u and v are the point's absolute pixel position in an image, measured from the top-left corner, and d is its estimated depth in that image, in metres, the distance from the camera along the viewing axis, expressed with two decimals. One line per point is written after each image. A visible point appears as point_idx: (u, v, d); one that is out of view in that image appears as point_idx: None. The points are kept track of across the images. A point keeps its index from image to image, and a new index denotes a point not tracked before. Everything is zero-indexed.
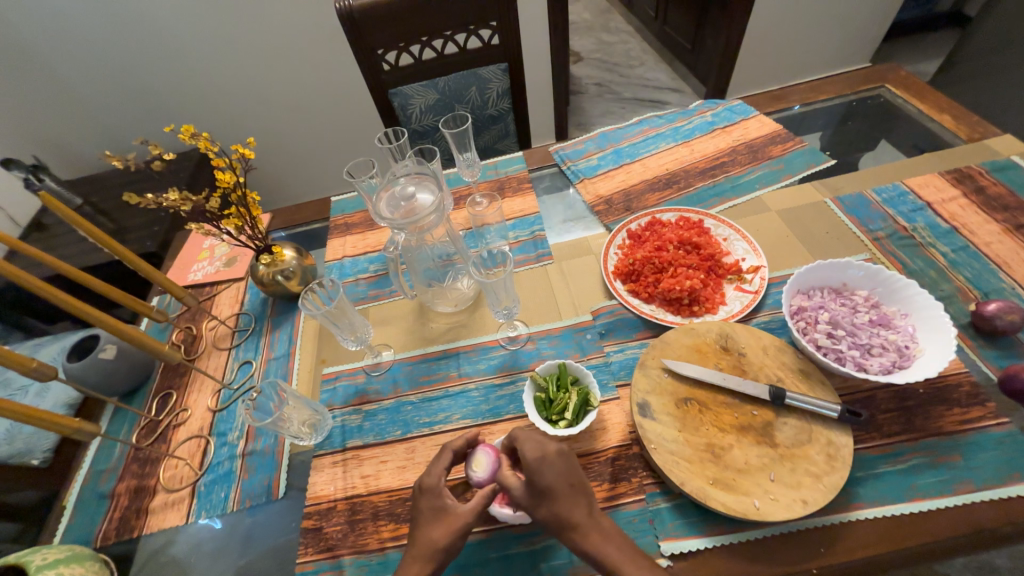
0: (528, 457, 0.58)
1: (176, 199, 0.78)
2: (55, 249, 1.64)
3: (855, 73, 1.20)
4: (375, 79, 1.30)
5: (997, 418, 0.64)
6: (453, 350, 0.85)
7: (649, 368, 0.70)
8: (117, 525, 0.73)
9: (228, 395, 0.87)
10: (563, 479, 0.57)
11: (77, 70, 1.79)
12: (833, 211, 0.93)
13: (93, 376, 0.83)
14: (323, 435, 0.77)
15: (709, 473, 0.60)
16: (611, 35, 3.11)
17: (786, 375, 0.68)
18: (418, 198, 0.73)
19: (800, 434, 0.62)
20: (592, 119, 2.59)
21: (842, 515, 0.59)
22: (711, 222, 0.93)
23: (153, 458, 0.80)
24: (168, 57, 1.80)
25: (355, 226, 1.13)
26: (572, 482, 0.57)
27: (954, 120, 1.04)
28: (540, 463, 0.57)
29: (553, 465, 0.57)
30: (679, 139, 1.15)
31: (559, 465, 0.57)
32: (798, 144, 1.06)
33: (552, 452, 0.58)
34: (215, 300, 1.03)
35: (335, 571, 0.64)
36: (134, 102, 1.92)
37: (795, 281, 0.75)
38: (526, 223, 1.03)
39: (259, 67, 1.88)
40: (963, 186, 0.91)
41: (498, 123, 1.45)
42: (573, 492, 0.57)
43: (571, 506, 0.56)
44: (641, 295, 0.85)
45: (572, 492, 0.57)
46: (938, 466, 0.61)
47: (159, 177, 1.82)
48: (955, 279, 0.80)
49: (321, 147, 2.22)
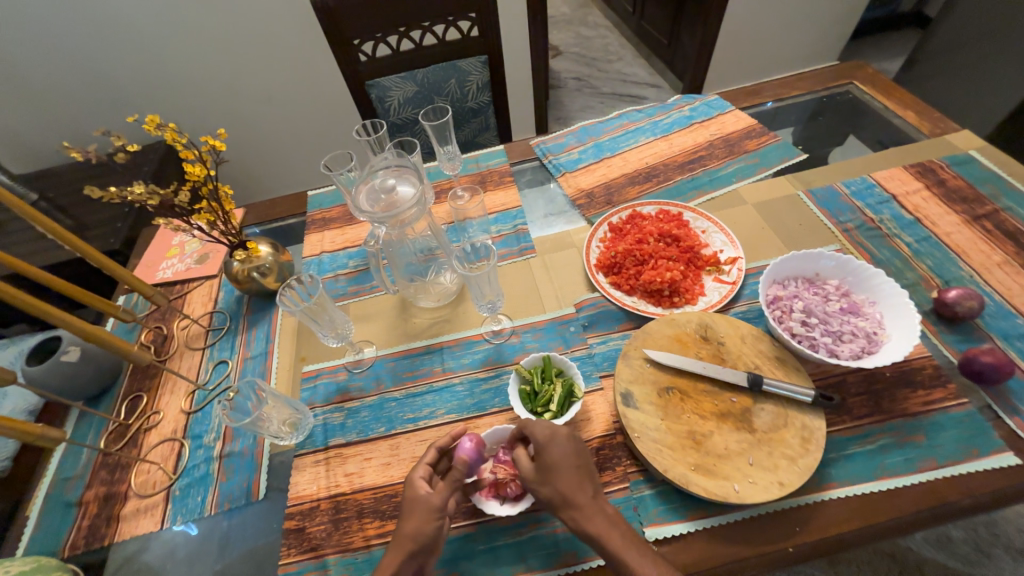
0: (539, 434, 0.59)
1: (142, 192, 0.75)
2: (9, 248, 1.55)
3: (825, 69, 1.23)
4: (352, 70, 1.27)
5: (957, 399, 0.67)
6: (437, 345, 0.84)
7: (631, 358, 0.71)
8: (86, 534, 0.70)
9: (203, 396, 0.84)
10: (570, 459, 0.59)
11: (29, 57, 1.68)
12: (806, 204, 0.96)
13: (56, 380, 0.79)
14: (304, 435, 0.76)
15: (691, 459, 0.62)
16: (589, 30, 3.12)
17: (763, 362, 0.70)
18: (398, 191, 0.72)
19: (777, 418, 0.64)
20: (572, 113, 2.60)
21: (816, 495, 0.61)
22: (690, 214, 0.95)
23: (123, 464, 0.77)
24: (129, 44, 1.72)
25: (334, 221, 1.10)
26: (578, 464, 0.58)
27: (917, 116, 1.08)
28: (549, 441, 0.59)
29: (563, 445, 0.59)
30: (658, 133, 1.16)
31: (567, 444, 0.59)
32: (772, 138, 1.09)
33: (561, 432, 0.60)
34: (187, 298, 0.99)
35: (319, 571, 0.63)
36: (92, 92, 1.82)
37: (770, 272, 0.77)
38: (508, 217, 1.03)
39: (228, 56, 1.82)
40: (926, 180, 0.95)
41: (478, 117, 1.44)
42: (579, 474, 0.58)
43: (576, 487, 0.57)
44: (623, 287, 0.86)
45: (577, 473, 0.58)
46: (904, 445, 0.64)
47: (122, 171, 1.74)
48: (919, 268, 0.84)
49: (295, 140, 2.16)
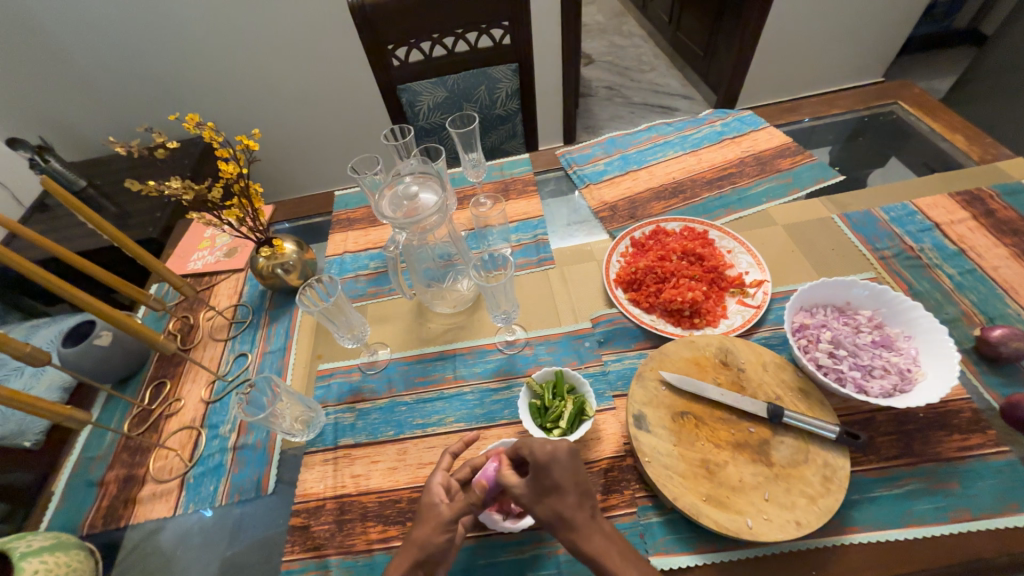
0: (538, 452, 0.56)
1: (178, 187, 0.78)
2: (57, 231, 1.64)
3: (868, 88, 1.18)
4: (384, 74, 1.30)
5: (997, 446, 0.63)
6: (450, 352, 0.84)
7: (646, 379, 0.70)
8: (105, 514, 0.73)
9: (222, 387, 0.87)
10: (569, 477, 0.56)
11: (84, 52, 1.78)
12: (840, 228, 0.92)
13: (87, 362, 0.83)
14: (315, 432, 0.77)
15: (703, 489, 0.59)
16: (624, 39, 3.10)
17: (785, 394, 0.67)
18: (420, 198, 0.73)
19: (797, 454, 0.61)
20: (601, 122, 2.58)
21: (835, 539, 0.58)
22: (715, 233, 0.92)
23: (143, 448, 0.80)
24: (176, 43, 1.79)
25: (358, 222, 1.12)
26: (577, 482, 0.56)
27: (967, 141, 1.02)
28: (548, 462, 0.55)
29: (563, 464, 0.56)
30: (687, 148, 1.14)
31: (568, 462, 0.56)
32: (807, 158, 1.05)
33: (563, 450, 0.56)
34: (214, 290, 1.03)
35: (320, 571, 0.63)
36: (140, 87, 1.92)
37: (798, 298, 0.74)
38: (529, 226, 1.02)
39: (268, 57, 1.88)
40: (973, 209, 0.90)
41: (506, 124, 1.45)
42: (578, 493, 0.56)
43: (576, 507, 0.55)
44: (642, 305, 0.84)
45: (577, 493, 0.56)
46: (934, 492, 0.60)
47: (162, 163, 1.82)
48: (961, 302, 0.79)
49: (327, 139, 2.21)
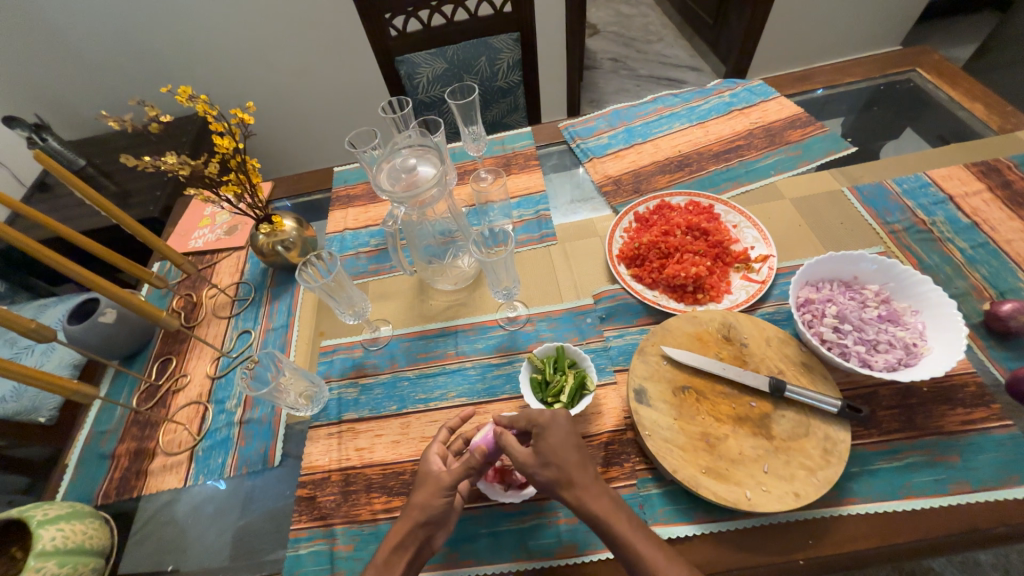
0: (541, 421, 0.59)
1: (174, 162, 0.77)
2: (59, 211, 1.64)
3: (885, 55, 1.13)
4: (382, 45, 1.26)
5: (1001, 420, 0.62)
6: (452, 328, 0.84)
7: (648, 354, 0.69)
8: (118, 485, 0.75)
9: (226, 363, 0.88)
10: (569, 440, 0.57)
11: (75, 26, 1.74)
12: (850, 201, 0.89)
13: (93, 339, 0.84)
14: (319, 407, 0.78)
15: (703, 462, 0.60)
16: (630, 7, 2.98)
17: (788, 368, 0.67)
18: (419, 171, 0.71)
19: (798, 427, 0.61)
20: (606, 95, 2.51)
21: (833, 510, 0.58)
22: (721, 207, 0.90)
23: (152, 422, 0.81)
24: (167, 15, 1.74)
25: (358, 198, 1.11)
26: (577, 444, 0.57)
27: (986, 110, 0.98)
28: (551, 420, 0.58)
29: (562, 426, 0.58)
30: (694, 120, 1.11)
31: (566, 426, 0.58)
32: (819, 129, 1.02)
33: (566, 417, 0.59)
34: (215, 268, 1.03)
35: (327, 539, 0.65)
36: (134, 62, 1.87)
37: (804, 273, 0.73)
38: (531, 202, 1.00)
39: (262, 29, 1.82)
40: (989, 180, 0.87)
41: (507, 97, 1.41)
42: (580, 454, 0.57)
43: (578, 467, 0.56)
44: (645, 281, 0.83)
45: (578, 453, 0.57)
46: (935, 465, 0.60)
47: (160, 140, 1.79)
48: (971, 276, 0.78)
49: (326, 115, 2.17)
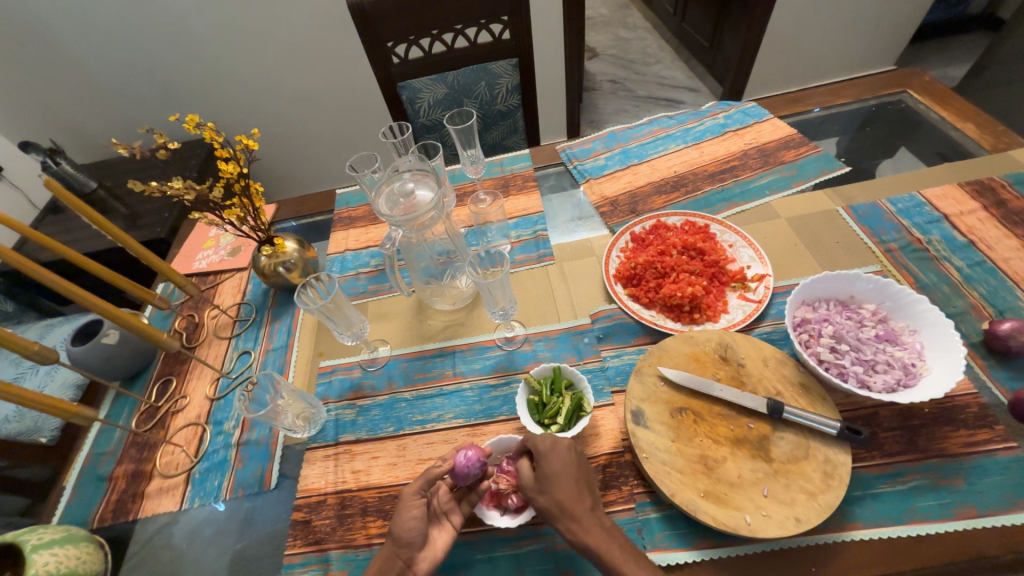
0: (541, 443, 0.59)
1: (180, 187, 0.79)
2: (68, 233, 1.68)
3: (877, 77, 1.15)
4: (384, 72, 1.30)
5: (1005, 442, 0.61)
6: (450, 349, 0.85)
7: (645, 375, 0.69)
8: (114, 508, 0.75)
9: (226, 384, 0.88)
10: (570, 472, 0.58)
11: (92, 55, 1.81)
12: (845, 220, 0.90)
13: (94, 360, 0.85)
14: (316, 428, 0.78)
15: (701, 485, 0.59)
16: (628, 31, 3.07)
17: (786, 389, 0.66)
18: (417, 195, 0.73)
19: (797, 450, 0.60)
20: (605, 116, 2.55)
21: (836, 535, 0.57)
22: (716, 227, 0.91)
23: (151, 443, 0.82)
24: (178, 44, 1.81)
25: (359, 219, 1.13)
26: (577, 477, 0.58)
27: (979, 129, 0.99)
28: (549, 450, 0.58)
29: (563, 456, 0.58)
30: (689, 141, 1.13)
31: (568, 457, 0.59)
32: (813, 149, 1.03)
33: (563, 445, 0.59)
34: (218, 289, 1.04)
35: (322, 564, 0.64)
36: (148, 89, 1.94)
37: (799, 293, 0.73)
38: (529, 222, 1.02)
39: (271, 57, 1.89)
40: (983, 200, 0.88)
41: (507, 119, 1.44)
42: (577, 486, 0.57)
43: (574, 498, 0.56)
44: (642, 301, 0.84)
45: (576, 485, 0.57)
46: (940, 489, 0.59)
47: (169, 164, 1.84)
48: (969, 295, 0.78)
49: (331, 137, 2.22)
